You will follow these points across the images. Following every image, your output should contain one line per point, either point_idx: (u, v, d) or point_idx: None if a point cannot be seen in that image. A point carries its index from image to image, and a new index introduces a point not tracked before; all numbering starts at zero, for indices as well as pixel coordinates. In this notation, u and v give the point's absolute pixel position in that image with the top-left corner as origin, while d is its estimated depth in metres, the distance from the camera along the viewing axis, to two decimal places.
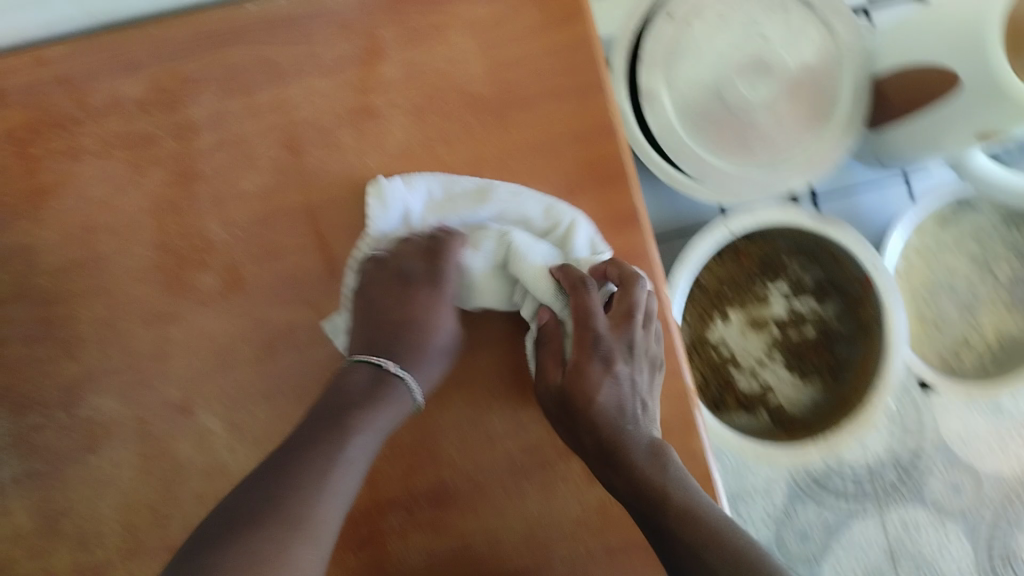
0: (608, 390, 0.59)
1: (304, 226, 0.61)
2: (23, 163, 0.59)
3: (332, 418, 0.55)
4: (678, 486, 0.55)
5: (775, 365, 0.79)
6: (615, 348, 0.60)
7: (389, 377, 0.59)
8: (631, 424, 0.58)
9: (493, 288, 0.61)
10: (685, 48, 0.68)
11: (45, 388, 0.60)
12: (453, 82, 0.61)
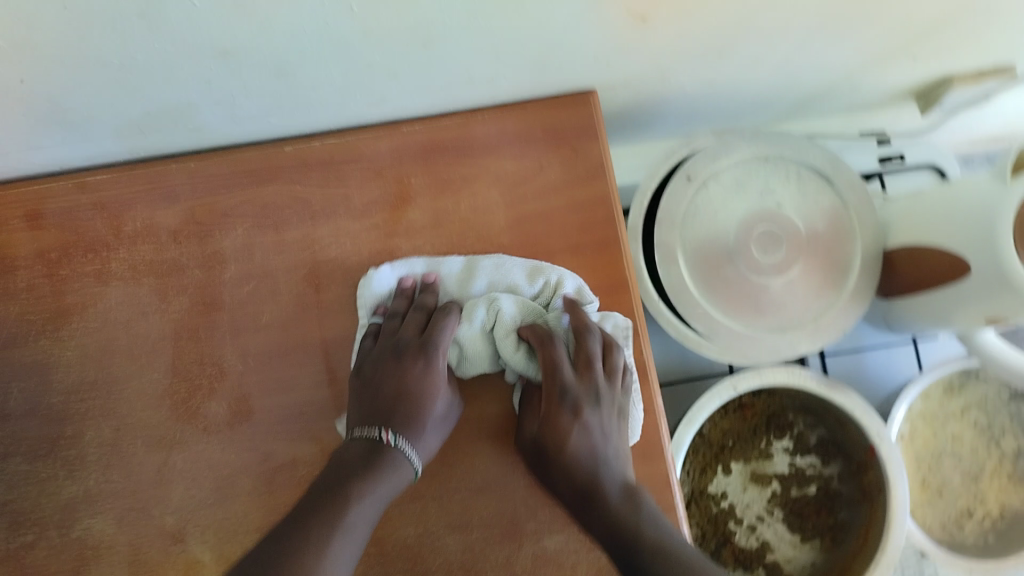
0: (583, 437, 0.56)
1: (318, 363, 0.61)
2: (52, 284, 0.61)
3: (323, 489, 0.51)
4: (680, 541, 0.49)
5: (774, 522, 0.77)
6: (586, 397, 0.57)
7: (390, 452, 0.54)
8: (606, 470, 0.55)
9: (483, 353, 0.60)
10: (702, 209, 0.70)
11: (41, 510, 0.59)
12: (477, 232, 0.63)
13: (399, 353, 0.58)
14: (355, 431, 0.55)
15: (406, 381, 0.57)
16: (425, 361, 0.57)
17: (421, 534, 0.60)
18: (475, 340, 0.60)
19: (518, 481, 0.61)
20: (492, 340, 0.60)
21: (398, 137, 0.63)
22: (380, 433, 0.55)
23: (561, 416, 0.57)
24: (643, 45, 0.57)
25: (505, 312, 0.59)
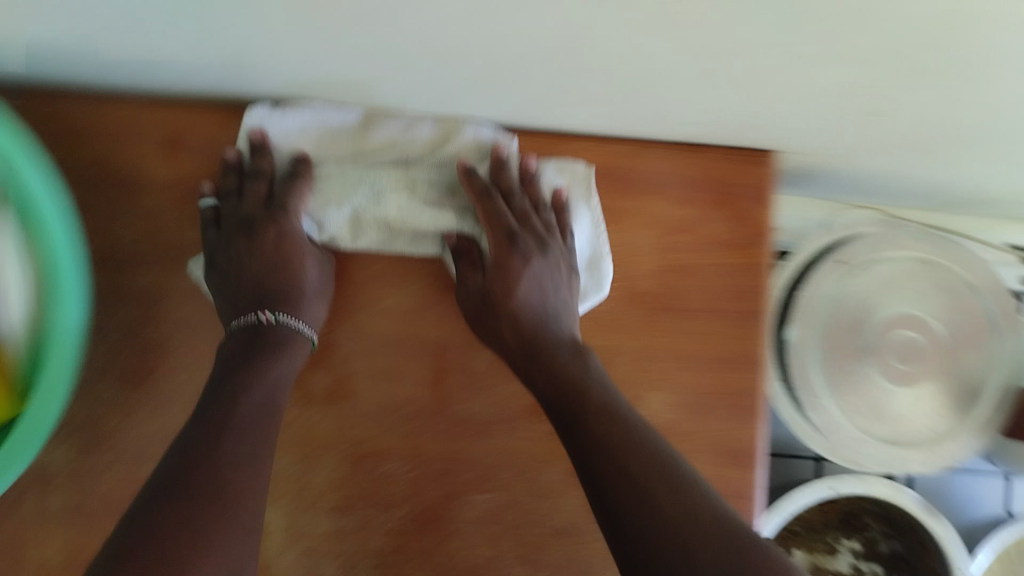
0: (530, 287, 0.55)
1: (428, 361, 0.59)
2: (177, 215, 0.58)
3: (224, 388, 0.49)
4: (624, 408, 0.49)
5: None
6: (529, 243, 0.56)
7: (274, 329, 0.53)
8: (552, 321, 0.55)
9: (371, 228, 0.56)
10: (846, 299, 0.66)
11: (121, 439, 0.58)
12: (624, 271, 0.59)
13: (272, 230, 0.54)
14: (235, 322, 0.53)
15: (274, 260, 0.54)
16: (279, 229, 0.54)
17: (492, 557, 0.59)
18: (347, 228, 0.56)
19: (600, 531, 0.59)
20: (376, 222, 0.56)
21: (560, 151, 0.58)
22: (258, 314, 0.53)
23: (511, 259, 0.55)
24: (856, 133, 0.52)
25: (394, 204, 0.55)
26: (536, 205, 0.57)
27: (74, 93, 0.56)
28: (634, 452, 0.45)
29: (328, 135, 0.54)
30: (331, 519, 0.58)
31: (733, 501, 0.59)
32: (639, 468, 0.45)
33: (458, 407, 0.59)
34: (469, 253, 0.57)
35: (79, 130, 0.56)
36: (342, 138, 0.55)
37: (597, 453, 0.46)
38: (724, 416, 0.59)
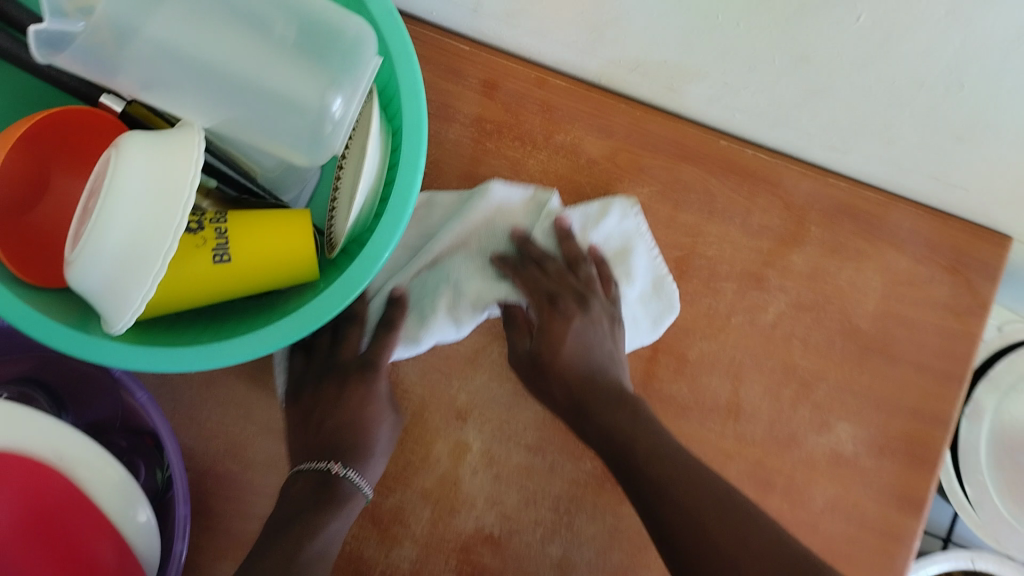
0: (574, 347, 0.61)
1: (647, 339, 0.63)
2: (471, 149, 0.63)
3: (290, 528, 0.53)
4: (664, 445, 0.55)
5: None
6: (569, 305, 0.61)
7: (338, 480, 0.56)
8: (599, 373, 0.60)
9: (473, 301, 0.60)
10: None
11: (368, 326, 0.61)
12: (846, 305, 0.63)
13: (359, 374, 0.59)
14: (304, 465, 0.57)
15: (361, 402, 0.59)
16: (367, 387, 0.59)
17: None
18: (447, 325, 0.59)
19: None
20: (473, 303, 0.60)
21: (820, 184, 0.62)
22: (329, 463, 0.57)
23: (552, 321, 0.61)
24: None
25: (468, 284, 0.60)
26: (577, 264, 0.62)
27: (417, 21, 0.61)
28: (685, 491, 0.51)
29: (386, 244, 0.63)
30: (525, 453, 0.62)
31: (892, 541, 0.62)
32: (685, 498, 0.51)
33: (665, 386, 0.62)
34: (520, 318, 0.62)
35: (420, 55, 0.62)
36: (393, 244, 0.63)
37: (655, 497, 0.52)
38: (903, 463, 0.63)
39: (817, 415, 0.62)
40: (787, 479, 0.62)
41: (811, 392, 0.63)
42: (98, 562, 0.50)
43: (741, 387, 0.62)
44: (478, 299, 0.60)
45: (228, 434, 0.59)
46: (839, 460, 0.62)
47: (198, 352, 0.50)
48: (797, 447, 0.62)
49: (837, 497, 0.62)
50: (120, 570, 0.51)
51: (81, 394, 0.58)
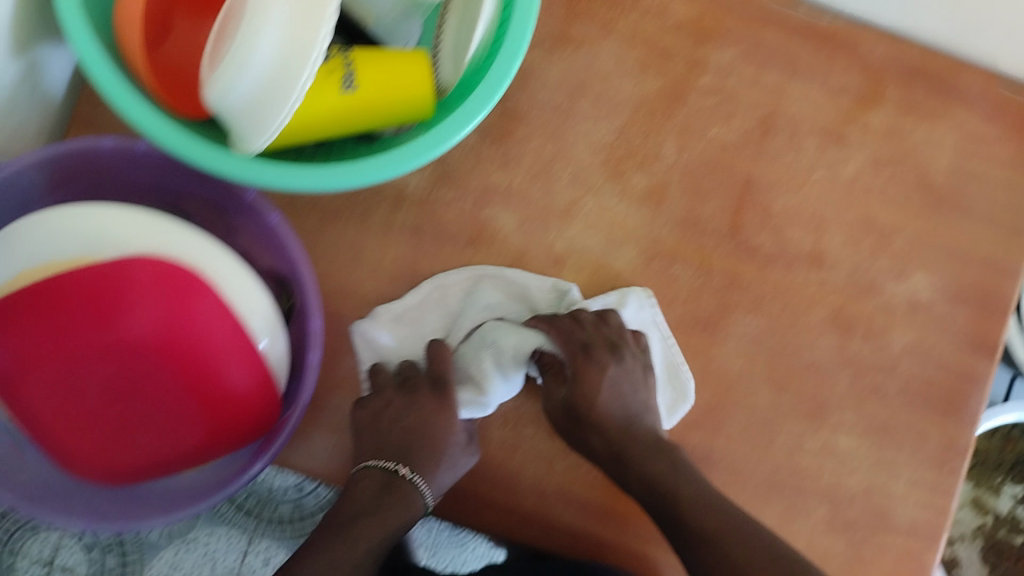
0: (609, 396, 0.63)
1: (734, 191, 0.65)
2: (564, 11, 0.65)
3: (349, 528, 0.59)
4: (698, 501, 0.57)
5: (971, 546, 0.90)
6: (601, 356, 0.63)
7: (401, 484, 0.62)
8: (636, 421, 0.63)
9: (514, 356, 0.62)
10: None
11: (470, 178, 0.64)
12: (921, 161, 0.66)
13: (431, 397, 0.63)
14: (371, 462, 0.61)
15: (431, 418, 0.63)
16: (439, 400, 0.63)
17: (745, 371, 0.65)
18: (497, 381, 0.61)
19: (843, 378, 0.66)
20: (515, 359, 0.62)
21: (895, 48, 0.66)
22: (397, 466, 0.62)
23: (587, 368, 0.63)
24: None
25: (507, 342, 0.62)
26: (606, 320, 0.64)
27: None
28: (722, 541, 0.55)
29: (423, 315, 0.65)
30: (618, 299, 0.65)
31: (964, 381, 0.66)
32: (719, 557, 0.54)
33: (751, 237, 0.65)
34: (557, 369, 0.64)
35: None
36: (430, 312, 0.65)
37: (696, 546, 0.55)
38: (974, 310, 0.66)
39: (895, 264, 0.66)
40: (867, 325, 0.66)
41: (889, 243, 0.66)
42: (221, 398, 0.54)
43: (822, 238, 0.66)
44: (520, 353, 0.62)
45: (339, 278, 0.63)
46: (916, 306, 0.66)
47: (324, 176, 0.52)
48: (876, 294, 0.66)
49: (914, 341, 0.66)
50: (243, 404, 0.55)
51: (217, 225, 0.61)
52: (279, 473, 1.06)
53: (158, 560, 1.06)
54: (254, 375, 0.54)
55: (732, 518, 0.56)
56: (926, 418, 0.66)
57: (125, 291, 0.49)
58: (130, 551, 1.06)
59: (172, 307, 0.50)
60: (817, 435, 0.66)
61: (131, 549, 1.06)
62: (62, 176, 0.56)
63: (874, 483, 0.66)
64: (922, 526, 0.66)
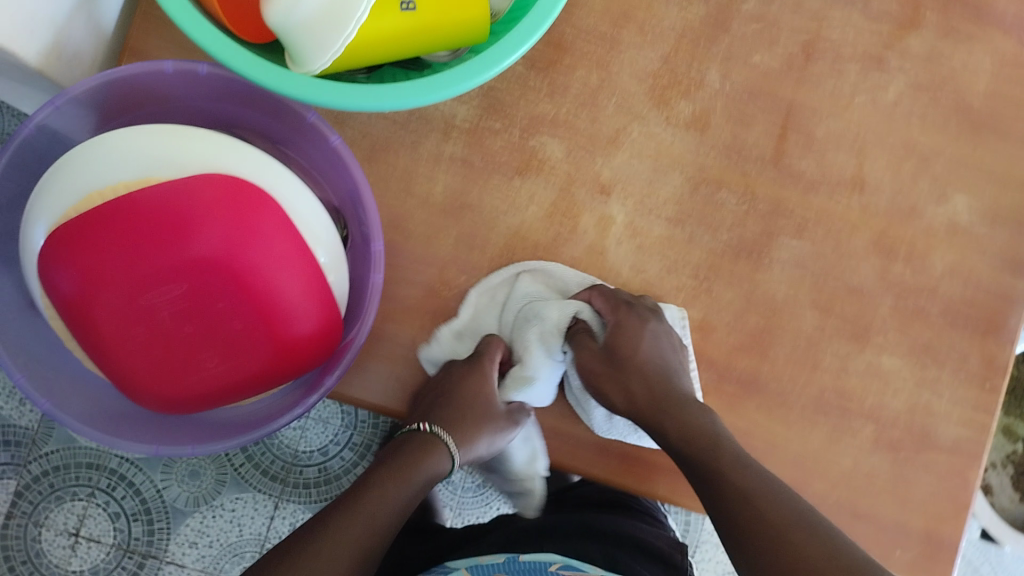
0: (644, 362, 0.64)
1: (777, 118, 0.66)
2: None
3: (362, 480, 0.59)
4: (731, 468, 0.56)
5: (1001, 471, 0.97)
6: (635, 324, 0.63)
7: (427, 437, 0.64)
8: (676, 376, 0.63)
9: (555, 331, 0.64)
10: None
11: (517, 108, 0.65)
12: (960, 86, 0.67)
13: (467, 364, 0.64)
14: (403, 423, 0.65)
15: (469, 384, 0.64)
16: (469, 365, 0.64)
17: (790, 295, 0.66)
18: (540, 355, 0.64)
19: (886, 300, 0.67)
20: (555, 334, 0.64)
21: None
22: (421, 424, 0.64)
23: (628, 318, 0.63)
24: None
25: (550, 318, 0.64)
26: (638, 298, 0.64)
27: None
28: (757, 502, 0.54)
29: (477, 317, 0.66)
30: (665, 226, 0.65)
31: (1003, 302, 0.67)
32: (754, 518, 0.53)
33: (794, 162, 0.66)
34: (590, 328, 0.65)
35: None
36: (481, 314, 0.66)
37: (733, 498, 0.55)
38: (1012, 231, 0.67)
39: (936, 187, 0.67)
40: (909, 247, 0.67)
41: (930, 165, 0.67)
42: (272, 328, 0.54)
43: (865, 162, 0.66)
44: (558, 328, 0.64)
45: (390, 208, 0.64)
46: (956, 228, 0.67)
47: (377, 95, 0.52)
48: (917, 218, 0.67)
49: (955, 263, 0.67)
50: (294, 337, 0.54)
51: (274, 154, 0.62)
52: (304, 436, 1.07)
53: (185, 527, 1.05)
54: (316, 297, 0.54)
55: (771, 484, 0.55)
56: (966, 337, 0.67)
57: (192, 205, 0.51)
58: (156, 518, 1.04)
59: (231, 227, 0.51)
60: (862, 356, 0.67)
61: (157, 516, 1.04)
62: (131, 93, 0.57)
63: (917, 401, 0.67)
64: (963, 444, 0.67)
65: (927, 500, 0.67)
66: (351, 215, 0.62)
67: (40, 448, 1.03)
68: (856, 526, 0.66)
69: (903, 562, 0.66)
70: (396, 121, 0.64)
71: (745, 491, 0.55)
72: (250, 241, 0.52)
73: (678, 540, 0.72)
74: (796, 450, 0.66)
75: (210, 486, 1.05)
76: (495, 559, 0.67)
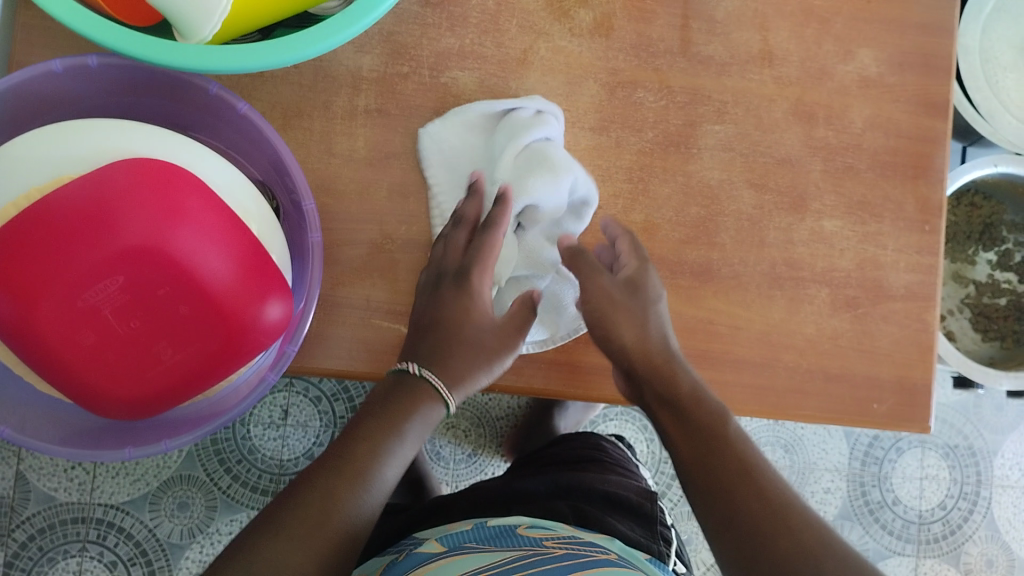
0: (627, 321, 0.61)
1: (676, 8, 0.67)
2: None
3: (358, 431, 0.56)
4: (701, 431, 0.57)
5: (959, 317, 1.04)
6: (616, 288, 0.62)
7: (414, 382, 0.58)
8: (678, 361, 0.61)
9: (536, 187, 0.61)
10: (998, 14, 0.92)
11: (421, 47, 0.64)
12: None
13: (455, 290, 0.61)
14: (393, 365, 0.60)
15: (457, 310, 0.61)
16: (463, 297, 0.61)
17: (724, 178, 0.67)
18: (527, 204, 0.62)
19: (816, 164, 0.68)
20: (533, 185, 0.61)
21: None
22: (407, 365, 0.59)
23: (642, 287, 0.62)
24: None
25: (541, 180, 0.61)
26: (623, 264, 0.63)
27: None
28: (714, 456, 0.56)
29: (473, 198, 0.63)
30: (590, 135, 0.66)
31: (926, 143, 0.69)
32: (707, 467, 0.55)
33: (702, 49, 0.67)
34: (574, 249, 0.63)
35: None
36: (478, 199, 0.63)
37: (712, 473, 0.55)
38: (921, 73, 0.69)
39: (840, 46, 0.68)
40: (827, 109, 0.68)
41: (830, 26, 0.68)
42: (224, 309, 0.53)
43: (768, 35, 0.68)
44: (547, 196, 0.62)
45: (316, 172, 0.63)
46: (868, 81, 0.69)
47: (274, 50, 0.51)
48: (829, 78, 0.68)
49: (873, 115, 0.69)
50: (247, 313, 0.54)
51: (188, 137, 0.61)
52: (285, 444, 1.06)
53: (185, 560, 1.03)
54: (263, 270, 0.54)
55: (725, 431, 0.57)
56: (897, 184, 0.69)
57: (110, 195, 0.51)
58: (154, 558, 1.03)
59: (166, 215, 0.52)
60: (804, 224, 0.68)
61: (155, 556, 1.03)
62: (27, 105, 0.55)
63: (865, 256, 0.69)
64: (916, 288, 0.70)
65: (892, 348, 0.69)
66: (278, 184, 0.61)
67: (21, 513, 1.01)
68: (831, 388, 0.68)
69: (882, 414, 0.68)
70: (303, 84, 0.63)
71: (706, 447, 0.56)
72: (186, 227, 0.52)
73: (647, 488, 0.73)
74: (761, 326, 0.67)
75: (202, 515, 1.04)
76: (463, 525, 0.65)
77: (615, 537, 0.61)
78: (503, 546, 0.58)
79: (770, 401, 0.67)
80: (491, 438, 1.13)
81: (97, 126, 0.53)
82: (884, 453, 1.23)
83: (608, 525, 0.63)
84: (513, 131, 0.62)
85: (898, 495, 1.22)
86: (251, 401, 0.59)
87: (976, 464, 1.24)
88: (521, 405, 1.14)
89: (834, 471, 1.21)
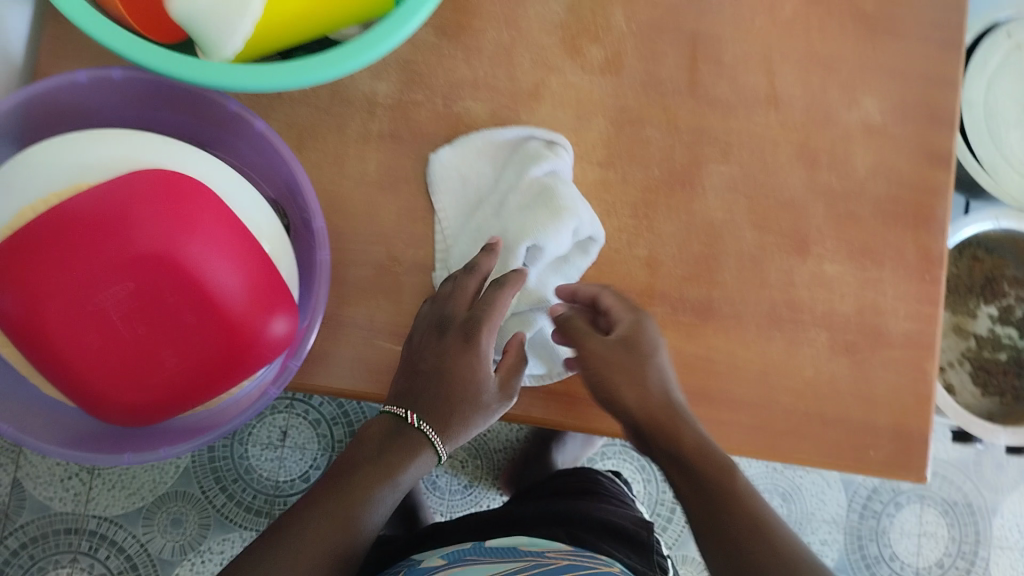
0: (630, 384, 0.59)
1: (685, 49, 0.68)
2: None
3: (350, 475, 0.56)
4: (708, 482, 0.55)
5: (960, 370, 1.04)
6: (612, 350, 0.60)
7: (408, 432, 0.58)
8: (684, 416, 0.59)
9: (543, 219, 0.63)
10: (1000, 71, 0.94)
11: (435, 75, 0.66)
12: None
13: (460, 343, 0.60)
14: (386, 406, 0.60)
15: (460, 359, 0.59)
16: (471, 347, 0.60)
17: (726, 217, 0.68)
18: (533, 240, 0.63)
19: (819, 208, 0.69)
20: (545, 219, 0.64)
21: None
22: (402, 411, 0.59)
23: (638, 346, 0.60)
24: None
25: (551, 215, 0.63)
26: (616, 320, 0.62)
27: None
28: (718, 503, 0.54)
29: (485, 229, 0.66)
30: (597, 169, 0.67)
31: (928, 193, 0.70)
32: (712, 522, 0.54)
33: (709, 91, 0.68)
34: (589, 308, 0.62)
35: None
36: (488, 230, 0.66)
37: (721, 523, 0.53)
38: (924, 124, 0.70)
39: (846, 94, 0.70)
40: (830, 154, 0.69)
41: (836, 74, 0.70)
42: (230, 321, 0.54)
43: (775, 80, 0.69)
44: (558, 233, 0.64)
45: (327, 192, 0.64)
46: (871, 129, 0.70)
47: (294, 72, 0.53)
48: (833, 124, 0.70)
49: (876, 162, 0.70)
50: (253, 327, 0.55)
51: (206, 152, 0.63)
52: (282, 465, 1.06)
53: None
54: (270, 285, 0.56)
55: (731, 481, 0.55)
56: (899, 231, 0.70)
57: (125, 206, 0.52)
58: (144, 574, 1.02)
59: (179, 226, 0.53)
60: (805, 266, 0.69)
61: (145, 572, 1.02)
62: (54, 111, 0.57)
63: (865, 302, 0.69)
64: (916, 337, 0.70)
65: (890, 396, 0.69)
66: (291, 204, 0.63)
67: (14, 521, 1.01)
68: (827, 431, 0.68)
69: (878, 461, 0.69)
70: (319, 106, 0.65)
71: (710, 502, 0.54)
72: (198, 238, 0.53)
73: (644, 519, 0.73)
74: (760, 366, 0.68)
75: (195, 533, 1.04)
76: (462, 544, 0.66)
77: (614, 559, 0.61)
78: (502, 559, 0.59)
79: (766, 441, 0.67)
80: (488, 471, 1.13)
81: (118, 137, 0.55)
82: (883, 507, 1.21)
83: (602, 547, 0.64)
84: (524, 164, 0.65)
85: (895, 551, 1.21)
86: (249, 414, 0.60)
87: (976, 522, 1.23)
88: (520, 437, 1.14)
89: (832, 522, 1.20)
